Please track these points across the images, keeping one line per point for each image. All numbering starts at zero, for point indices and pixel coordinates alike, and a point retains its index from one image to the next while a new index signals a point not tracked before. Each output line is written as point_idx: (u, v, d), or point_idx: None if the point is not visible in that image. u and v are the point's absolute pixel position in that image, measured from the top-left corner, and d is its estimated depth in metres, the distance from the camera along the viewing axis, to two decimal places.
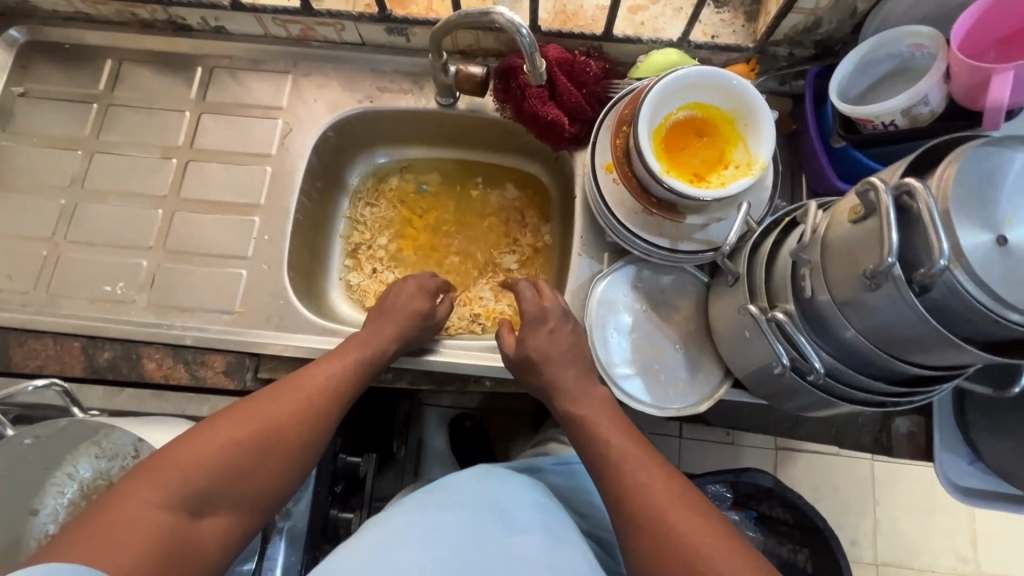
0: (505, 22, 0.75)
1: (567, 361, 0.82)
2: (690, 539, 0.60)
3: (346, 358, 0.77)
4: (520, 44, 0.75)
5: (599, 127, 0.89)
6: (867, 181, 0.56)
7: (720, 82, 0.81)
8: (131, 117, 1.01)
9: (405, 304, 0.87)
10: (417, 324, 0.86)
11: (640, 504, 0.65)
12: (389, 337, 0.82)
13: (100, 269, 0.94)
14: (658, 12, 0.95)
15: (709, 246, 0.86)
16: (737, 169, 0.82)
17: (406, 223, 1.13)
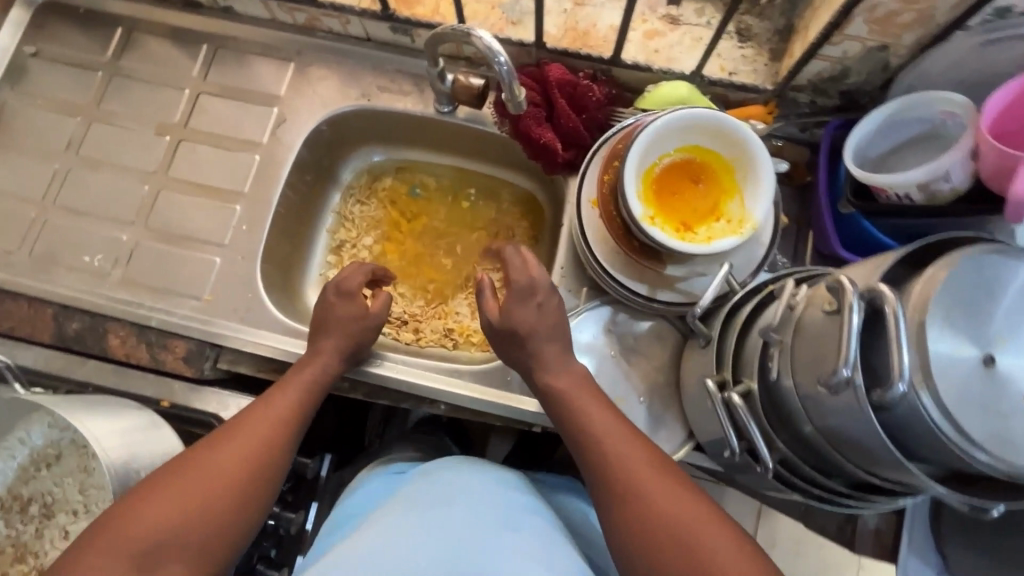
0: (483, 48, 0.72)
1: (553, 336, 0.76)
2: (679, 523, 0.60)
3: (295, 385, 0.76)
4: (497, 73, 0.73)
5: (591, 157, 0.84)
6: (841, 279, 0.50)
7: (721, 126, 0.75)
8: (133, 88, 1.02)
9: (337, 308, 0.81)
10: (360, 329, 0.81)
11: (624, 480, 0.64)
12: (337, 352, 0.80)
13: (82, 238, 0.95)
14: (675, 39, 0.88)
15: (689, 299, 0.81)
16: (728, 224, 0.76)
17: (394, 225, 1.10)
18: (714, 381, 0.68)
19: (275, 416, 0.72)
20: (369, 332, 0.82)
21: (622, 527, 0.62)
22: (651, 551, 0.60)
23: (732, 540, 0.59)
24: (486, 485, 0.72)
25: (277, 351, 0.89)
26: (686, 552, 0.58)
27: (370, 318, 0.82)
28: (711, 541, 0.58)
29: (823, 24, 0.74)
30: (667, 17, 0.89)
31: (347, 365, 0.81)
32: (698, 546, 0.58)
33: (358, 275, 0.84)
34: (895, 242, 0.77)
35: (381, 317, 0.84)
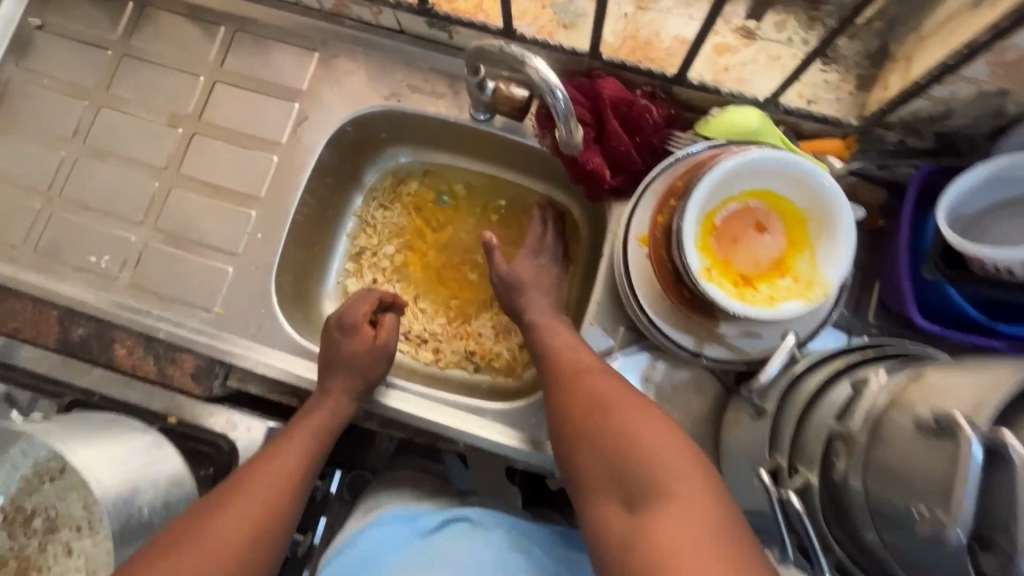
0: (539, 80, 0.62)
1: (542, 293, 0.86)
2: (628, 412, 0.62)
3: (302, 435, 0.71)
4: (553, 109, 0.63)
5: (643, 190, 0.75)
6: (954, 413, 0.42)
7: (796, 174, 0.66)
8: (144, 72, 0.93)
9: (344, 344, 0.76)
10: (369, 364, 0.76)
11: (586, 386, 0.69)
12: (346, 393, 0.75)
13: (88, 236, 0.89)
14: (749, 57, 0.78)
15: (740, 358, 0.74)
16: (795, 284, 0.67)
17: (417, 234, 1.03)
18: (768, 473, 0.60)
19: (277, 482, 0.66)
20: (383, 366, 0.77)
21: (577, 428, 0.65)
22: (597, 443, 0.62)
23: (677, 441, 0.59)
24: (479, 555, 0.67)
25: (289, 374, 0.84)
26: (628, 438, 0.60)
27: (378, 350, 0.77)
28: (655, 434, 0.59)
29: (935, 62, 0.63)
30: (743, 31, 0.77)
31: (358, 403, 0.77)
32: (639, 430, 0.60)
33: (363, 306, 0.79)
34: (980, 314, 0.69)
35: (394, 344, 0.79)
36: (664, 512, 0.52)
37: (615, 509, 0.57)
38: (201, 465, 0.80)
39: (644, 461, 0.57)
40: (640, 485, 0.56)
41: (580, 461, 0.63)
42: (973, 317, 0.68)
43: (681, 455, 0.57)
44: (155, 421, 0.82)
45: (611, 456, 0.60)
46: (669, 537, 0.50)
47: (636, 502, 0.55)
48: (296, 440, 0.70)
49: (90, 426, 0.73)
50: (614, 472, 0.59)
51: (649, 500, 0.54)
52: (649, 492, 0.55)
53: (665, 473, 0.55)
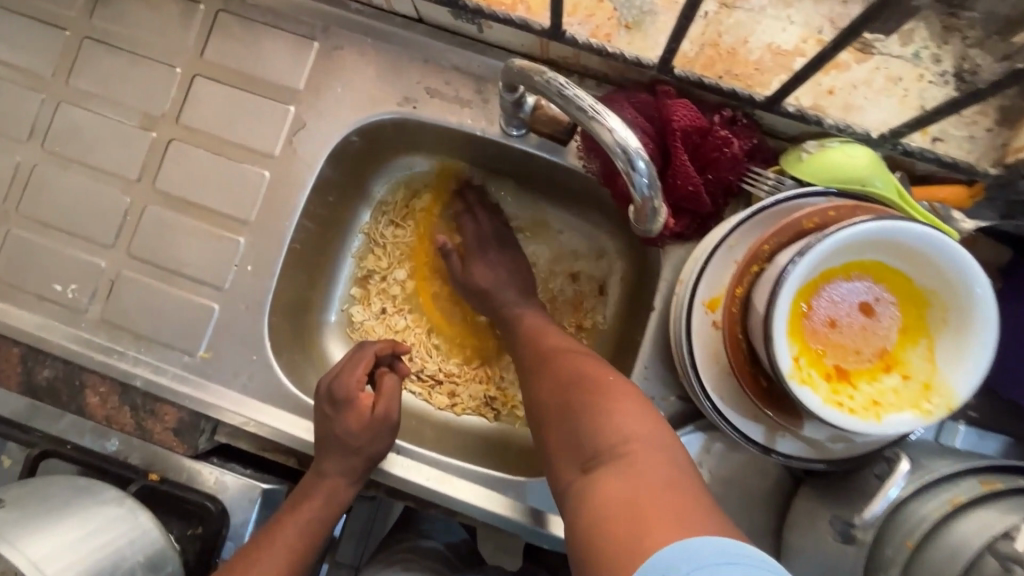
0: (613, 144, 0.47)
1: (505, 283, 0.79)
2: (586, 371, 0.59)
3: (288, 532, 0.61)
4: (630, 183, 0.48)
5: (716, 246, 0.61)
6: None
7: (924, 250, 0.51)
8: (110, 60, 0.78)
9: (337, 421, 0.64)
10: (369, 441, 0.65)
11: (556, 357, 0.65)
12: (346, 478, 0.65)
13: (51, 260, 0.77)
14: (859, 77, 0.62)
15: (820, 455, 0.61)
16: (905, 384, 0.54)
17: (420, 263, 0.88)
18: None
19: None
20: (386, 441, 0.66)
21: (536, 401, 0.63)
22: (554, 407, 0.60)
23: (634, 396, 0.56)
24: None
25: (285, 432, 0.74)
26: (582, 394, 0.57)
27: (377, 424, 0.65)
28: (611, 390, 0.56)
29: None
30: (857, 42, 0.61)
31: (360, 484, 0.66)
32: (595, 386, 0.57)
33: (357, 370, 0.67)
34: None
35: (398, 414, 0.66)
36: (614, 465, 0.50)
37: (571, 469, 0.54)
38: (188, 524, 0.69)
39: (596, 416, 0.54)
40: (593, 441, 0.53)
41: (542, 429, 0.61)
42: None
43: (637, 407, 0.54)
44: (133, 477, 0.70)
45: (566, 415, 0.57)
46: (616, 486, 0.48)
47: (587, 458, 0.53)
48: (281, 541, 0.61)
49: (55, 496, 0.63)
50: (568, 431, 0.56)
51: (602, 455, 0.51)
52: (601, 446, 0.52)
53: (617, 424, 0.53)
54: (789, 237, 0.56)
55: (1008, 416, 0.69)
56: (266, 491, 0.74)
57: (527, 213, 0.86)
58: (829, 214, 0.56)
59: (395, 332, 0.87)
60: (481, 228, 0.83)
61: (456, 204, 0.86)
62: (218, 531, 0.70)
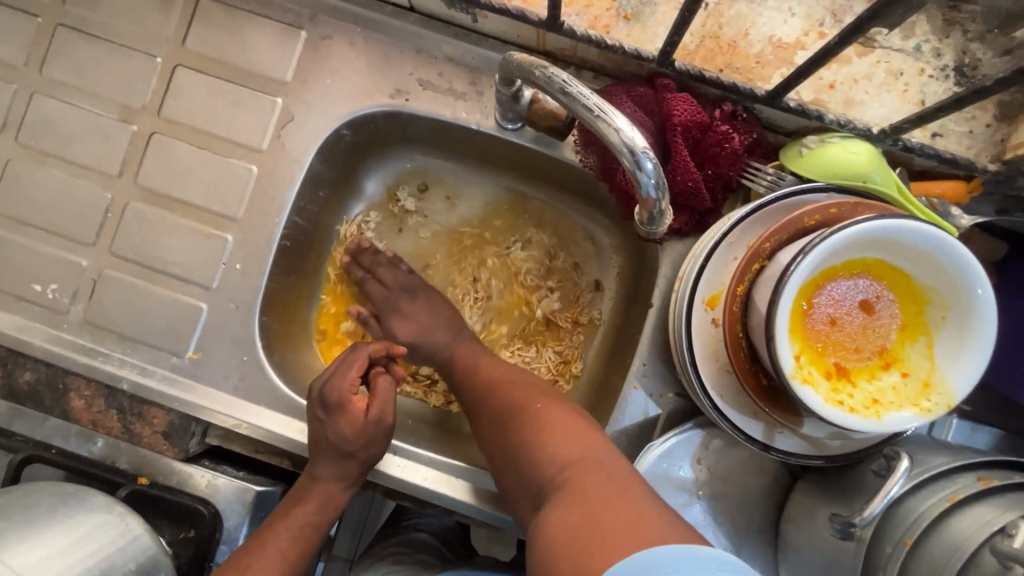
0: (620, 143, 0.46)
1: (431, 327, 0.76)
2: (523, 404, 0.59)
3: (280, 539, 0.59)
4: (636, 182, 0.47)
5: (717, 242, 0.61)
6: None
7: (925, 250, 0.51)
8: (85, 49, 0.74)
9: (331, 425, 0.63)
10: (363, 446, 0.63)
11: (491, 392, 0.64)
12: (340, 482, 0.63)
13: (29, 259, 0.74)
14: (861, 71, 0.61)
15: (817, 452, 0.62)
16: (904, 381, 0.54)
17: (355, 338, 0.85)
18: None
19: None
20: (381, 445, 0.64)
21: (483, 439, 0.62)
22: (500, 445, 0.59)
23: (574, 422, 0.56)
24: None
25: (279, 435, 0.72)
26: (521, 430, 0.57)
27: (372, 428, 0.63)
28: (549, 419, 0.56)
29: None
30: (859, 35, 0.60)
31: (356, 488, 0.65)
32: (532, 419, 0.57)
33: (352, 372, 0.65)
34: None
35: (392, 416, 0.64)
36: (559, 494, 0.49)
37: (529, 506, 0.54)
38: (181, 528, 0.69)
39: (538, 449, 0.54)
40: (540, 476, 0.53)
41: (495, 467, 0.60)
42: None
43: (576, 435, 0.54)
44: (123, 482, 0.70)
45: (511, 453, 0.57)
46: (559, 515, 0.47)
47: (538, 492, 0.53)
48: (274, 549, 0.59)
49: (43, 504, 0.62)
50: (517, 469, 0.56)
51: (549, 488, 0.51)
52: (548, 479, 0.52)
53: (558, 455, 0.52)
54: (789, 235, 0.56)
55: (1000, 409, 0.69)
56: (261, 492, 0.72)
57: (475, 213, 0.85)
58: (829, 211, 0.55)
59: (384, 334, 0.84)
60: (385, 285, 0.80)
61: (354, 273, 0.82)
62: (212, 533, 0.69)
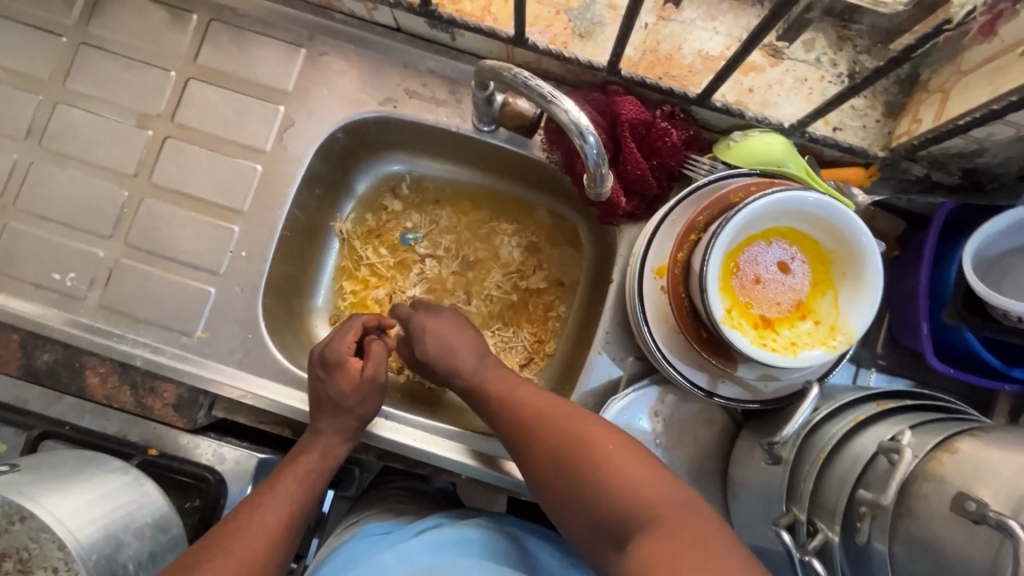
0: (569, 122, 0.57)
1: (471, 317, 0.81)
2: (581, 442, 0.59)
3: (288, 481, 0.68)
4: (584, 153, 0.59)
5: (661, 220, 0.72)
6: (1008, 520, 0.41)
7: (829, 221, 0.62)
8: (106, 64, 0.83)
9: (331, 381, 0.74)
10: (359, 402, 0.74)
11: (540, 421, 0.64)
12: (341, 434, 0.73)
13: (50, 251, 0.81)
14: (773, 78, 0.74)
15: (753, 396, 0.72)
16: (817, 327, 0.65)
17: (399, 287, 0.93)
18: (785, 528, 0.59)
19: (261, 539, 0.62)
20: (375, 401, 0.75)
21: (532, 465, 0.63)
22: (559, 484, 0.59)
23: (637, 460, 0.57)
24: (448, 542, 0.63)
25: (281, 405, 0.80)
26: (584, 470, 0.57)
27: (367, 385, 0.74)
28: (621, 458, 0.57)
29: (977, 105, 0.61)
30: (769, 48, 0.73)
31: (353, 441, 0.75)
32: (597, 460, 0.57)
33: (348, 337, 0.76)
34: (998, 360, 0.71)
35: (383, 373, 0.75)
36: (647, 533, 0.50)
37: (603, 545, 0.54)
38: (186, 496, 0.76)
39: (611, 488, 0.55)
40: (621, 517, 0.53)
41: (554, 506, 0.60)
42: (990, 361, 0.70)
43: (651, 475, 0.55)
44: (134, 454, 0.77)
45: (574, 493, 0.58)
46: (654, 557, 0.48)
47: (618, 533, 0.53)
48: (281, 492, 0.67)
49: (66, 465, 0.68)
50: (585, 507, 0.56)
51: (630, 528, 0.52)
52: (628, 519, 0.53)
53: (639, 495, 0.54)
54: (718, 210, 0.68)
55: (909, 362, 0.81)
56: (262, 458, 0.79)
57: (460, 207, 0.96)
58: (750, 189, 0.68)
59: (383, 304, 0.93)
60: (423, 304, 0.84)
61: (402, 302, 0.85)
62: (216, 498, 0.76)
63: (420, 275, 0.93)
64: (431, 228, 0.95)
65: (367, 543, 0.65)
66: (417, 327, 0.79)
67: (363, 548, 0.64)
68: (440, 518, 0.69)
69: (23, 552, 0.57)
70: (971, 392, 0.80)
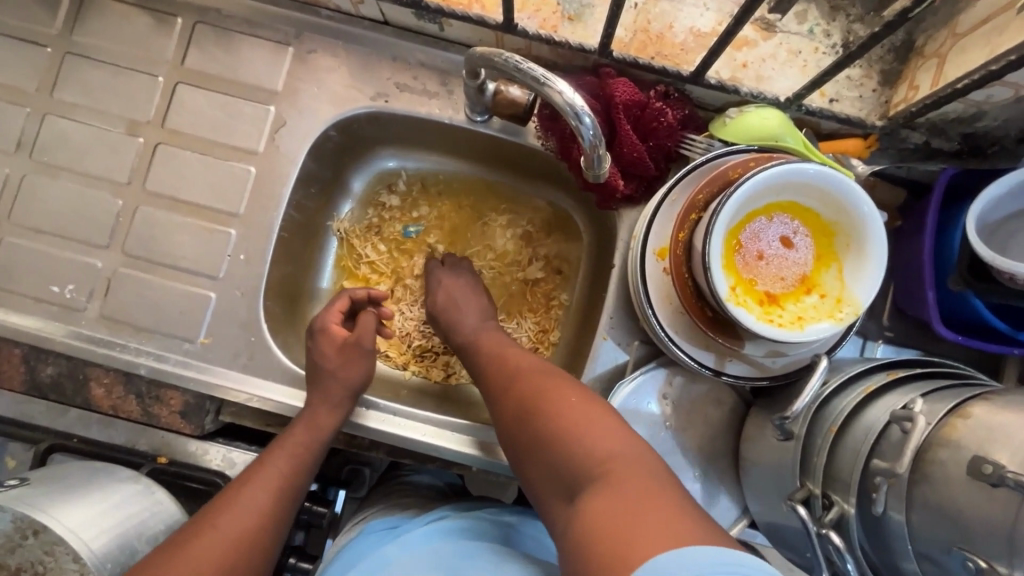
0: (564, 104, 0.57)
1: (473, 309, 0.80)
2: (552, 395, 0.58)
3: (276, 459, 0.68)
4: (580, 135, 0.58)
5: (661, 201, 0.71)
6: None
7: (799, 177, 0.61)
8: (92, 72, 0.82)
9: (315, 346, 0.78)
10: (344, 366, 0.76)
11: (515, 382, 0.64)
12: (326, 404, 0.74)
13: (47, 264, 0.80)
14: (767, 52, 0.73)
15: (761, 373, 0.72)
16: (823, 301, 0.65)
17: (399, 282, 0.93)
18: (802, 504, 0.58)
19: (248, 514, 0.62)
20: (359, 364, 0.77)
21: (505, 424, 0.63)
22: (524, 436, 0.59)
23: (603, 414, 0.55)
24: (456, 534, 0.63)
25: (286, 407, 0.80)
26: (547, 420, 0.57)
27: (349, 349, 0.77)
28: (580, 411, 0.55)
29: (974, 67, 0.60)
30: (761, 22, 0.73)
31: (342, 414, 0.75)
32: (560, 411, 0.56)
33: (335, 305, 0.81)
34: (1006, 325, 0.71)
35: (367, 339, 0.79)
36: (596, 487, 0.49)
37: (557, 499, 0.53)
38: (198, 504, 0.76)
39: (568, 441, 0.54)
40: (574, 470, 0.52)
41: (521, 457, 0.59)
42: (998, 327, 0.69)
43: (610, 429, 0.53)
44: (144, 462, 0.77)
45: (538, 451, 0.57)
46: (602, 507, 0.47)
47: (571, 486, 0.52)
48: (268, 472, 0.67)
49: (74, 477, 0.68)
50: (547, 462, 0.55)
51: (581, 480, 0.51)
52: (580, 471, 0.52)
53: (594, 449, 0.52)
54: (718, 186, 0.68)
55: (915, 331, 0.81)
56: None
57: (459, 199, 0.95)
58: (749, 164, 0.68)
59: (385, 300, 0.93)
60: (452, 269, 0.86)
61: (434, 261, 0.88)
62: None
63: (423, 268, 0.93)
64: (432, 223, 0.94)
65: (375, 537, 0.66)
66: (436, 280, 0.85)
67: (375, 541, 0.65)
68: (449, 508, 0.69)
69: (37, 567, 0.58)
70: (979, 357, 0.80)
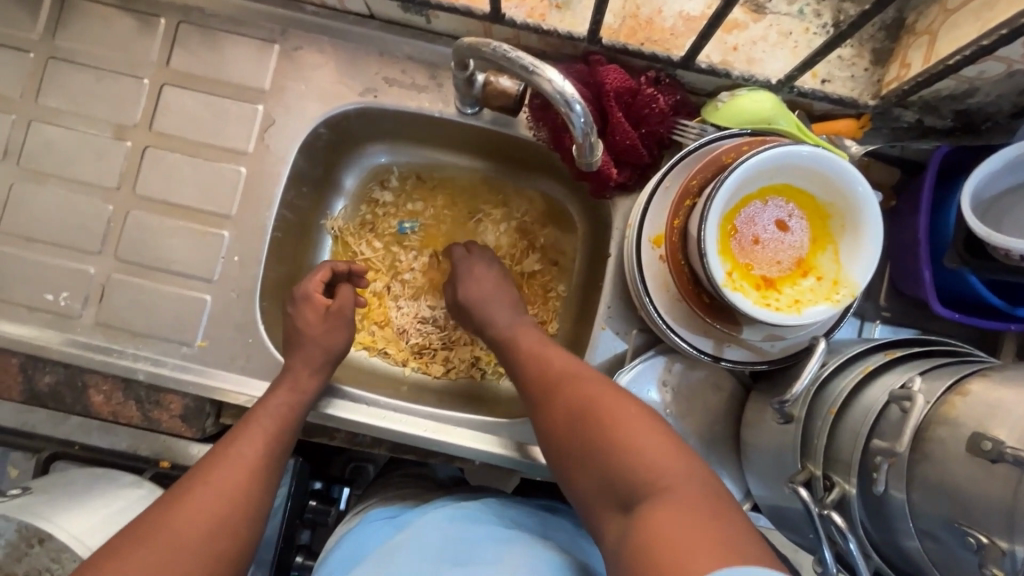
0: (554, 92, 0.56)
1: (471, 304, 0.80)
2: (604, 406, 0.57)
3: (262, 417, 0.69)
4: (571, 123, 0.58)
5: (655, 188, 0.71)
6: None
7: (834, 163, 0.61)
8: (77, 76, 0.81)
9: (298, 313, 0.79)
10: (326, 331, 0.78)
11: (565, 382, 0.63)
12: (308, 367, 0.75)
13: (40, 272, 0.80)
14: (758, 34, 0.72)
15: (759, 356, 0.72)
16: (820, 283, 0.65)
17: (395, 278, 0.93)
18: (803, 486, 0.58)
19: (241, 468, 0.63)
20: (340, 331, 0.79)
21: (550, 427, 0.61)
22: (574, 441, 0.58)
23: (654, 425, 0.55)
24: (456, 525, 0.63)
25: None
26: (601, 428, 0.55)
27: (332, 317, 0.79)
28: (635, 424, 0.55)
29: (965, 42, 0.59)
30: (750, 4, 0.72)
31: (323, 376, 0.76)
32: (616, 422, 0.55)
33: (317, 275, 0.81)
34: (1002, 301, 0.71)
35: (349, 306, 0.80)
36: (653, 501, 0.48)
37: (606, 509, 0.53)
38: None
39: (625, 453, 0.53)
40: (628, 482, 0.51)
41: (563, 461, 0.59)
42: (994, 303, 0.69)
43: (665, 445, 0.53)
44: (146, 467, 0.77)
45: (586, 458, 0.56)
46: (660, 521, 0.46)
47: (623, 498, 0.51)
48: (256, 428, 0.67)
49: (76, 484, 0.68)
50: (597, 471, 0.54)
51: (638, 494, 0.50)
52: (635, 484, 0.51)
53: (653, 464, 0.51)
54: (711, 171, 0.68)
55: (913, 310, 0.81)
56: None
57: (452, 192, 0.95)
58: (743, 148, 0.67)
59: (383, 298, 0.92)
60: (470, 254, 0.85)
61: None
62: None
63: (419, 264, 0.92)
64: (427, 217, 0.94)
65: (374, 528, 0.66)
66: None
67: (375, 533, 0.65)
68: (449, 499, 0.69)
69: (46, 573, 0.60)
70: (976, 334, 0.80)
